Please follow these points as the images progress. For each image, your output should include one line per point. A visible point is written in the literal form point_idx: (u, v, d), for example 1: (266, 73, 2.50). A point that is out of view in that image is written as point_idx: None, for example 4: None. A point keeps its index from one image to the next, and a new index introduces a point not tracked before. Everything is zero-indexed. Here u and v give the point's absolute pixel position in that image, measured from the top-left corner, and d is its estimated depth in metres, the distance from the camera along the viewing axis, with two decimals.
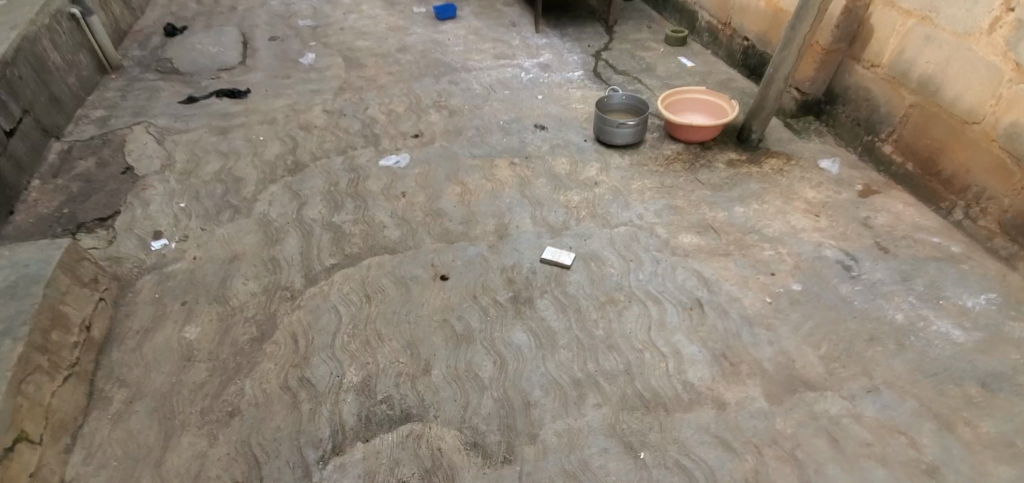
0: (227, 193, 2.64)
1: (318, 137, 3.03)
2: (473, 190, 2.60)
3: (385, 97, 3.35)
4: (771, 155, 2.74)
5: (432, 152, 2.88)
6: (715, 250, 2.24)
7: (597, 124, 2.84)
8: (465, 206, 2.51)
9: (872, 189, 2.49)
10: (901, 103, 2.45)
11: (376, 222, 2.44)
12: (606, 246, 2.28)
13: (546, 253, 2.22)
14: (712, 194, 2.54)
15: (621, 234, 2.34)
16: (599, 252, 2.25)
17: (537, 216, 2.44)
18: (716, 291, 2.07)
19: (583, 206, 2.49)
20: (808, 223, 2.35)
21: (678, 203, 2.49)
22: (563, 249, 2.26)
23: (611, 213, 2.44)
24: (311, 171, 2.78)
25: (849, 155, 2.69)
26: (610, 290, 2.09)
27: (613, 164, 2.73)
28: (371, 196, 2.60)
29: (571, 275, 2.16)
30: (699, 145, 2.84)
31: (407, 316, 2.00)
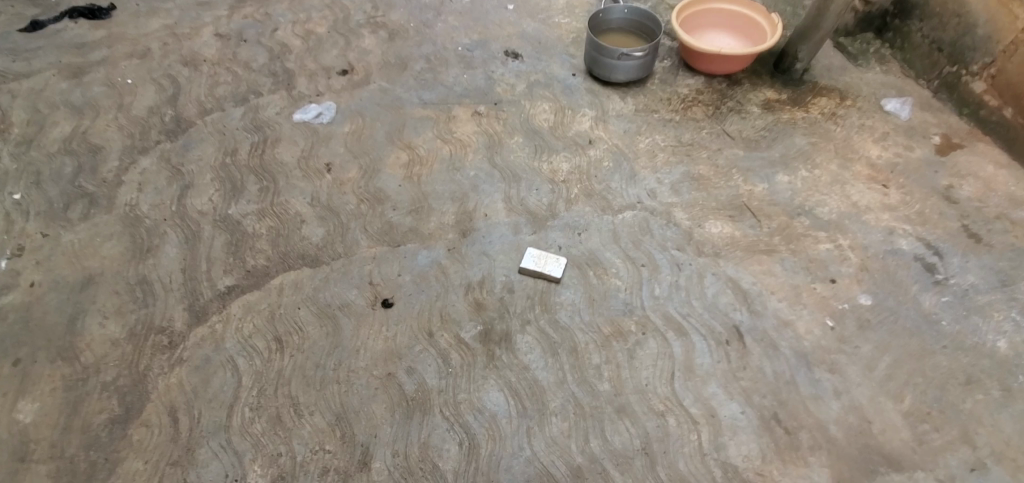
0: (80, 174, 1.90)
1: (210, 78, 2.21)
2: (425, 158, 1.90)
3: (301, 12, 2.46)
4: (818, 94, 2.08)
5: (367, 98, 2.11)
6: (755, 245, 1.66)
7: (589, 53, 2.08)
8: (414, 184, 1.83)
9: (952, 142, 1.93)
10: (1010, 26, 1.83)
11: (290, 214, 1.77)
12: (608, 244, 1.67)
13: (527, 261, 1.61)
14: (746, 154, 1.90)
15: (627, 222, 1.72)
16: (598, 253, 1.65)
17: (513, 196, 1.79)
18: (759, 312, 1.52)
19: (574, 180, 1.83)
20: (874, 200, 1.79)
21: (702, 170, 1.85)
22: (549, 252, 1.65)
23: (614, 190, 1.80)
24: (199, 132, 2.03)
25: (920, 92, 2.07)
26: (615, 315, 1.52)
27: (613, 110, 2.03)
28: (283, 171, 1.88)
29: (561, 292, 1.58)
30: (724, 78, 2.13)
31: (335, 369, 1.43)
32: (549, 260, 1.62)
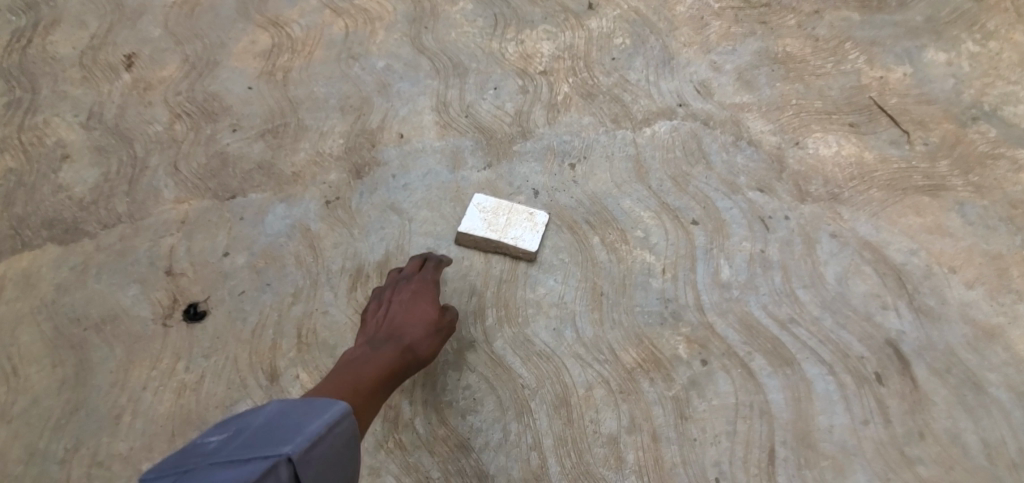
0: None
1: None
2: (299, 42, 1.08)
3: None
4: None
5: None
6: (905, 178, 0.88)
7: None
8: (274, 86, 1.02)
9: None
10: None
11: (45, 147, 0.98)
12: (624, 183, 0.89)
13: (469, 232, 0.82)
14: (865, 19, 1.07)
15: (660, 142, 0.92)
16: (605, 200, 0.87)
17: (452, 101, 0.98)
18: (936, 314, 0.76)
19: (561, 69, 1.01)
20: None
21: (788, 47, 1.03)
22: (508, 203, 0.85)
23: (632, 86, 0.99)
24: None
25: None
26: (643, 327, 0.77)
27: None
28: (51, 71, 1.08)
29: (537, 281, 0.81)
30: None
31: (66, 460, 0.72)
32: (515, 221, 0.83)
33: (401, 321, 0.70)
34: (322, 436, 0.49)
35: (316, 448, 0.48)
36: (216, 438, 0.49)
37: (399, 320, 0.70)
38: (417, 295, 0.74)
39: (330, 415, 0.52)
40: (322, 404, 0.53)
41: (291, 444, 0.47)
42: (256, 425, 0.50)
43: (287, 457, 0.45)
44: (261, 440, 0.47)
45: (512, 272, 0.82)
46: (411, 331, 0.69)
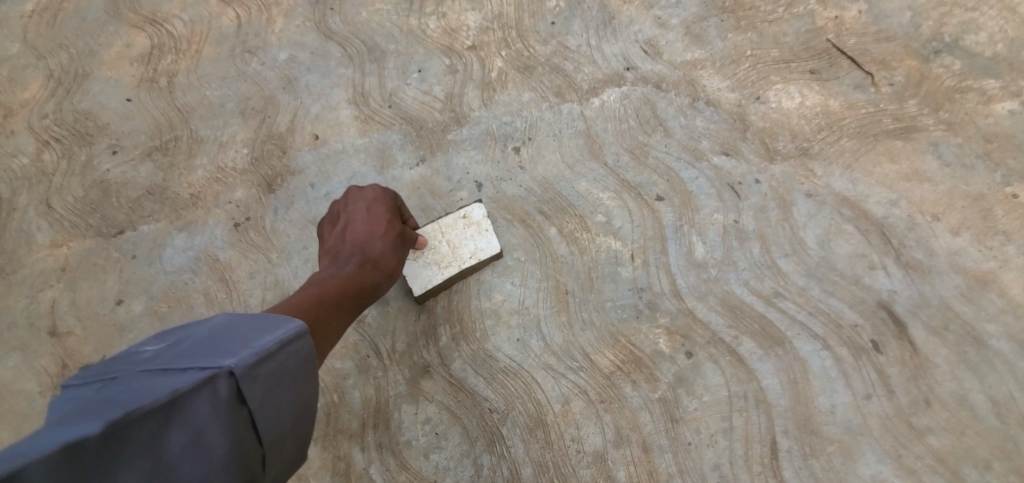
0: None
1: None
2: (183, 39, 0.92)
3: None
4: None
5: None
6: (873, 123, 0.81)
7: None
8: (159, 95, 0.87)
9: None
10: None
11: None
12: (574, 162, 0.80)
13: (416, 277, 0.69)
14: None
15: (609, 112, 0.83)
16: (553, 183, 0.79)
17: (372, 92, 0.86)
18: (926, 269, 0.70)
19: (491, 40, 0.89)
20: None
21: None
22: (450, 227, 0.71)
23: (574, 52, 0.88)
24: None
25: None
26: (618, 325, 0.68)
27: None
28: None
29: (489, 288, 0.71)
30: None
31: None
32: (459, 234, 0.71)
33: (367, 238, 0.61)
34: (276, 347, 0.40)
35: (271, 362, 0.39)
36: (160, 341, 0.41)
37: (368, 235, 0.61)
38: (375, 207, 0.64)
39: (284, 331, 0.42)
40: (277, 318, 0.43)
41: (237, 354, 0.38)
42: (205, 332, 0.41)
43: (227, 370, 0.37)
44: (204, 347, 0.39)
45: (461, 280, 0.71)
46: (382, 247, 0.60)
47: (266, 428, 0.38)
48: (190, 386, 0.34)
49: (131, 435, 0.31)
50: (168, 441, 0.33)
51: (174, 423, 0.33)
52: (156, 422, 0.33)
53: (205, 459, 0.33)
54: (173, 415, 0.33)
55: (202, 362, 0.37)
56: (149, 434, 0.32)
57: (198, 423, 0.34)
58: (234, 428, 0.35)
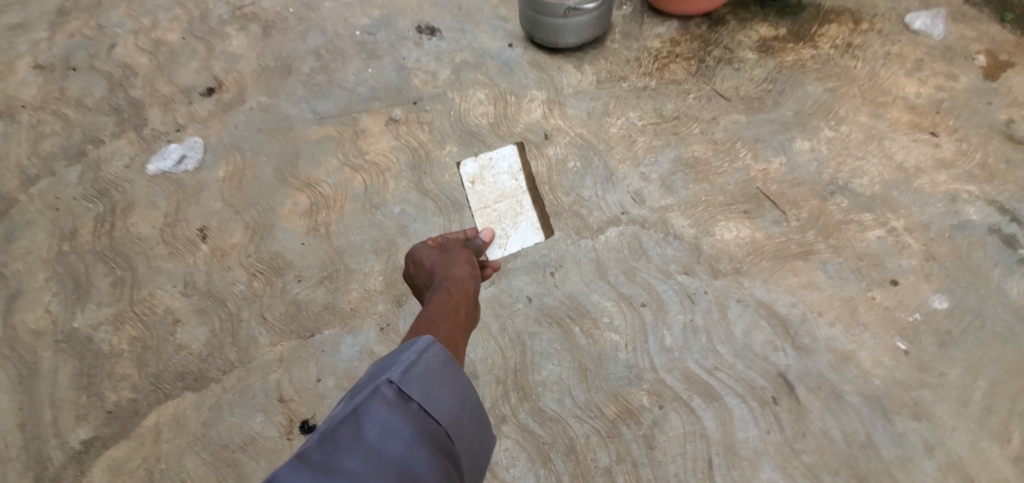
0: None
1: (33, 130, 1.65)
2: (330, 198, 1.42)
3: (141, 17, 1.86)
4: (825, 21, 1.61)
5: (243, 123, 1.58)
6: (785, 249, 1.25)
7: (524, 12, 1.56)
8: (321, 239, 1.36)
9: (1000, 61, 1.54)
10: None
11: (158, 314, 1.29)
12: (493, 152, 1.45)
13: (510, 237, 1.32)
14: (749, 119, 1.45)
15: (611, 244, 1.29)
16: (494, 162, 1.43)
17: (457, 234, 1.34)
18: (810, 349, 1.13)
19: (533, 195, 1.38)
20: (923, 156, 1.35)
21: (695, 151, 1.41)
22: (490, 204, 1.37)
23: (587, 201, 1.36)
24: (23, 213, 1.48)
25: (948, 0, 1.66)
26: (618, 388, 1.13)
27: (567, 85, 1.56)
28: (142, 250, 1.38)
29: (539, 365, 1.17)
30: (703, 19, 1.66)
31: None
32: (504, 216, 1.35)
33: (447, 270, 1.05)
34: (415, 361, 0.69)
35: (410, 371, 0.67)
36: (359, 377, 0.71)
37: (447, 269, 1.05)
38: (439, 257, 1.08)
39: (414, 349, 0.71)
40: (410, 344, 0.72)
41: (390, 374, 0.67)
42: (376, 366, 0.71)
43: (387, 383, 0.65)
44: (376, 374, 0.68)
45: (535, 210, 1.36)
46: (456, 272, 1.04)
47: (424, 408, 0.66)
48: (368, 396, 0.63)
49: (345, 429, 0.60)
50: (367, 428, 0.61)
51: (366, 418, 0.61)
52: (355, 419, 0.61)
53: (390, 435, 0.61)
54: (361, 414, 0.62)
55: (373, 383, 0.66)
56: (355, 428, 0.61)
57: (381, 414, 0.62)
58: (401, 414, 0.63)
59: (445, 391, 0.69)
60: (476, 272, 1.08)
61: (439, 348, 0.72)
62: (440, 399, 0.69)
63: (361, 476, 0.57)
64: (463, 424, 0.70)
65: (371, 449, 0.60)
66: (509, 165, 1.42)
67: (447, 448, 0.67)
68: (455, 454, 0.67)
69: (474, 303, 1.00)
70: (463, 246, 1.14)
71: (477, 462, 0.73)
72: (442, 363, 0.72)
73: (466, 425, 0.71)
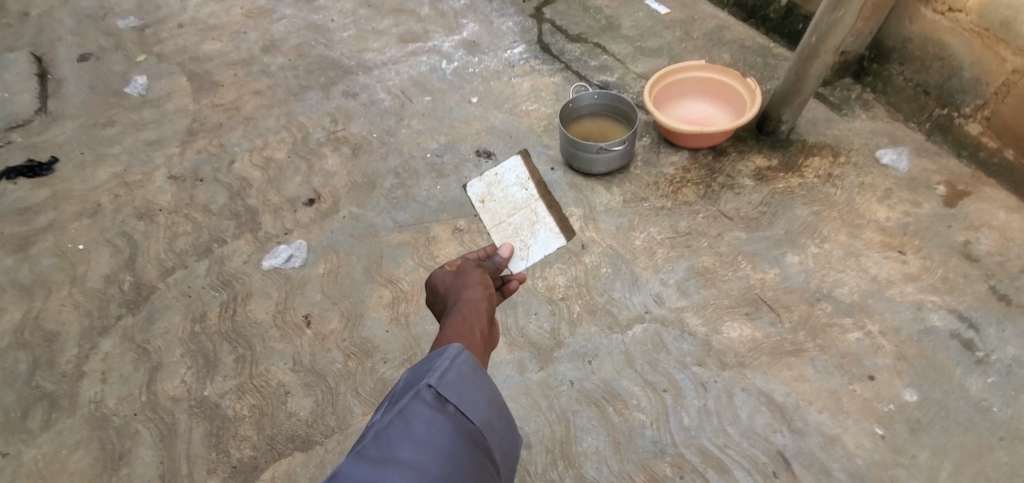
0: (36, 371, 1.72)
1: (168, 229, 2.06)
2: (409, 294, 1.77)
3: (256, 138, 2.33)
4: (809, 154, 1.95)
5: (338, 229, 1.98)
6: (780, 346, 1.54)
7: (565, 146, 1.97)
8: (402, 328, 1.70)
9: (958, 190, 1.81)
10: (999, 69, 1.74)
11: (272, 386, 1.62)
12: (500, 177, 1.89)
13: (528, 238, 1.77)
14: (749, 236, 1.78)
15: (637, 338, 1.60)
16: (502, 178, 1.88)
17: (512, 326, 1.67)
18: (802, 430, 1.40)
19: (573, 295, 1.72)
20: (893, 270, 1.65)
21: (705, 262, 1.73)
22: (506, 213, 1.83)
23: (617, 301, 1.69)
24: (162, 298, 1.86)
25: (912, 137, 1.96)
26: (646, 460, 1.40)
27: (599, 204, 1.92)
28: (258, 333, 1.74)
29: (581, 437, 1.44)
30: (709, 150, 2.03)
31: None
32: (521, 230, 1.78)
33: (466, 290, 1.23)
34: (449, 368, 0.83)
35: (445, 377, 0.82)
36: (400, 383, 0.85)
37: (467, 289, 1.24)
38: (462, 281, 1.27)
39: (446, 358, 0.85)
40: (442, 353, 0.86)
41: (430, 380, 0.81)
42: (414, 373, 0.85)
43: (428, 387, 0.79)
44: (417, 380, 0.82)
45: (546, 221, 1.79)
46: (473, 293, 1.22)
47: (457, 407, 0.80)
48: (414, 398, 0.77)
49: (398, 424, 0.73)
50: (415, 424, 0.74)
51: (413, 416, 0.75)
52: (405, 416, 0.75)
53: (435, 429, 0.75)
54: (410, 412, 0.75)
55: (416, 387, 0.79)
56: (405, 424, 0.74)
57: (425, 413, 0.76)
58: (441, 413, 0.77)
59: (473, 394, 0.84)
60: (490, 294, 1.25)
61: (468, 356, 0.87)
62: (471, 401, 0.83)
63: (415, 461, 0.70)
64: (491, 423, 0.85)
65: (421, 439, 0.73)
66: (516, 177, 1.87)
67: (480, 443, 0.80)
68: (487, 449, 0.81)
69: (487, 317, 1.17)
70: (474, 267, 1.33)
71: (504, 459, 0.87)
72: (471, 370, 0.86)
73: (495, 424, 0.85)
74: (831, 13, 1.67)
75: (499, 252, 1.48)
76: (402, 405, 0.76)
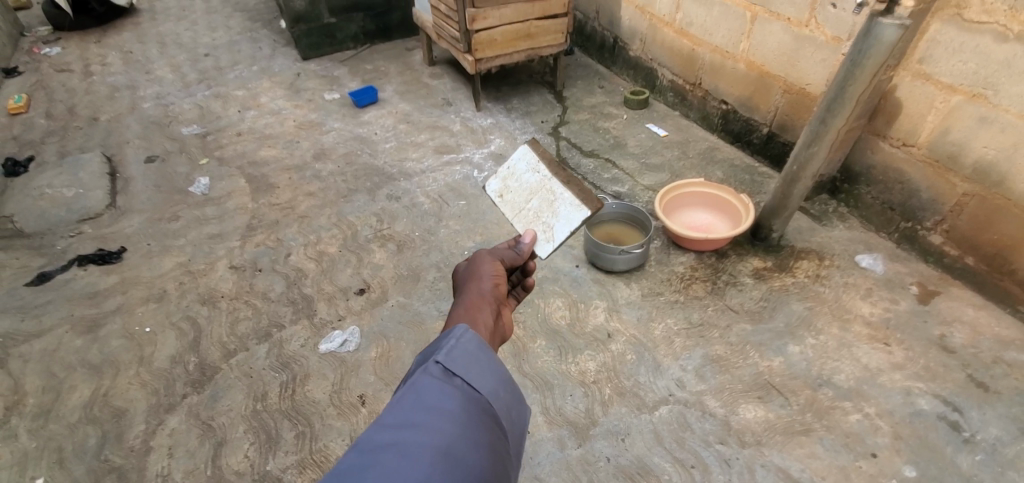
0: (105, 445, 1.95)
1: (229, 314, 2.33)
2: None
3: (310, 234, 2.63)
4: (799, 257, 2.28)
5: (388, 318, 2.25)
6: (791, 426, 1.74)
7: (589, 248, 2.28)
8: None
9: (929, 290, 2.11)
10: (951, 191, 2.10)
11: (331, 460, 1.84)
12: (513, 169, 1.65)
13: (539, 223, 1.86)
14: (754, 327, 2.04)
15: (664, 418, 1.80)
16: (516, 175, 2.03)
17: (550, 406, 1.86)
18: None
19: (603, 379, 1.93)
20: (882, 360, 1.90)
21: (718, 350, 1.97)
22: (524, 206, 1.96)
23: (643, 385, 1.90)
24: (225, 378, 2.11)
25: (885, 245, 2.31)
26: None
27: (621, 298, 2.19)
28: (317, 411, 1.98)
29: None
30: (713, 252, 2.34)
31: None
32: (542, 214, 1.52)
33: (474, 283, 1.32)
34: (454, 345, 0.95)
35: (452, 353, 0.95)
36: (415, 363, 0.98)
37: (475, 280, 1.33)
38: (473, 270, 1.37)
39: (452, 336, 0.98)
40: (449, 332, 0.99)
41: (437, 356, 0.93)
42: (426, 353, 0.98)
43: (436, 362, 0.92)
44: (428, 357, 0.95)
45: None
46: (479, 288, 1.30)
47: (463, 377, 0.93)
48: (425, 372, 0.90)
49: (413, 393, 0.86)
50: (428, 393, 0.87)
51: (425, 385, 0.88)
52: (417, 386, 0.88)
53: (444, 397, 0.87)
54: (421, 383, 0.88)
55: (427, 363, 0.92)
56: (417, 393, 0.86)
57: (435, 384, 0.89)
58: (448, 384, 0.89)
59: (478, 365, 0.96)
60: (498, 287, 1.33)
61: (474, 334, 0.99)
62: (477, 374, 0.95)
63: (429, 424, 0.81)
64: (498, 393, 0.96)
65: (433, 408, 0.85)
66: None
67: (487, 409, 0.92)
68: (494, 413, 0.93)
69: (491, 309, 1.25)
70: (490, 257, 1.41)
71: (513, 426, 0.98)
72: (476, 346, 0.98)
73: (501, 393, 0.96)
74: (806, 148, 2.08)
75: (525, 239, 1.48)
76: (415, 380, 0.89)
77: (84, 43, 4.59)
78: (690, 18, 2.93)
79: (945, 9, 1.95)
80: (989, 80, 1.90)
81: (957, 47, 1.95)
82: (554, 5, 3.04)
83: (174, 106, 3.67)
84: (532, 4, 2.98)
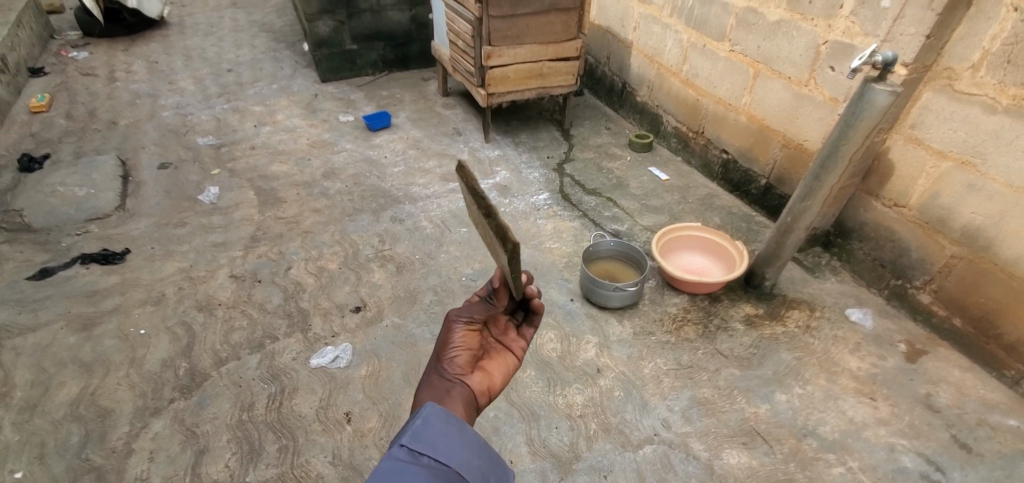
0: (87, 445, 1.94)
1: (225, 322, 2.35)
2: None
3: (313, 250, 2.67)
4: (790, 307, 2.31)
5: (381, 337, 2.27)
6: (773, 475, 1.74)
7: (585, 282, 2.32)
8: None
9: (917, 348, 2.14)
10: (940, 252, 2.15)
11: (311, 476, 1.83)
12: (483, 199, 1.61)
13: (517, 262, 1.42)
14: (743, 373, 2.05)
15: (648, 458, 1.80)
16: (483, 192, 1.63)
17: (534, 437, 1.86)
18: None
19: (590, 413, 1.93)
20: (867, 414, 1.91)
21: (706, 393, 1.99)
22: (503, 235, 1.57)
23: (629, 422, 1.90)
24: (214, 386, 2.11)
25: (876, 301, 2.35)
26: None
27: (612, 334, 2.21)
28: (302, 425, 1.98)
29: None
30: (706, 295, 2.38)
31: None
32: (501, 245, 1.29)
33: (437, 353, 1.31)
34: (421, 427, 0.99)
35: (418, 431, 0.99)
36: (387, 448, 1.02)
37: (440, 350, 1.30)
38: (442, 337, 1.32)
39: (417, 418, 1.01)
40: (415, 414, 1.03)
41: (403, 438, 0.97)
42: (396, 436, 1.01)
43: (402, 444, 0.96)
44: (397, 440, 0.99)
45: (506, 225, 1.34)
46: (437, 362, 1.28)
47: (431, 453, 0.96)
48: (391, 454, 0.94)
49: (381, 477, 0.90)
50: (395, 475, 0.90)
51: (392, 468, 0.92)
52: (385, 470, 0.91)
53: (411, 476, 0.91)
54: (389, 466, 0.92)
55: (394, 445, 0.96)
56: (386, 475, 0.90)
57: (402, 465, 0.92)
58: (415, 463, 0.93)
59: (446, 439, 1.00)
60: (457, 358, 1.28)
61: (439, 410, 1.03)
62: (446, 449, 0.98)
63: None
64: (470, 464, 0.98)
65: None
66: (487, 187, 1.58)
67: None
68: None
69: (448, 385, 1.22)
70: (461, 318, 1.32)
71: None
72: (443, 421, 1.02)
73: (473, 463, 0.99)
74: (801, 202, 2.14)
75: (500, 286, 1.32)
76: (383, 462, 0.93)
77: (111, 50, 4.75)
78: (696, 70, 3.05)
79: (937, 79, 2.04)
80: (978, 149, 1.98)
81: (947, 116, 2.03)
82: (567, 48, 3.17)
83: (192, 116, 3.77)
84: (546, 46, 3.11)
